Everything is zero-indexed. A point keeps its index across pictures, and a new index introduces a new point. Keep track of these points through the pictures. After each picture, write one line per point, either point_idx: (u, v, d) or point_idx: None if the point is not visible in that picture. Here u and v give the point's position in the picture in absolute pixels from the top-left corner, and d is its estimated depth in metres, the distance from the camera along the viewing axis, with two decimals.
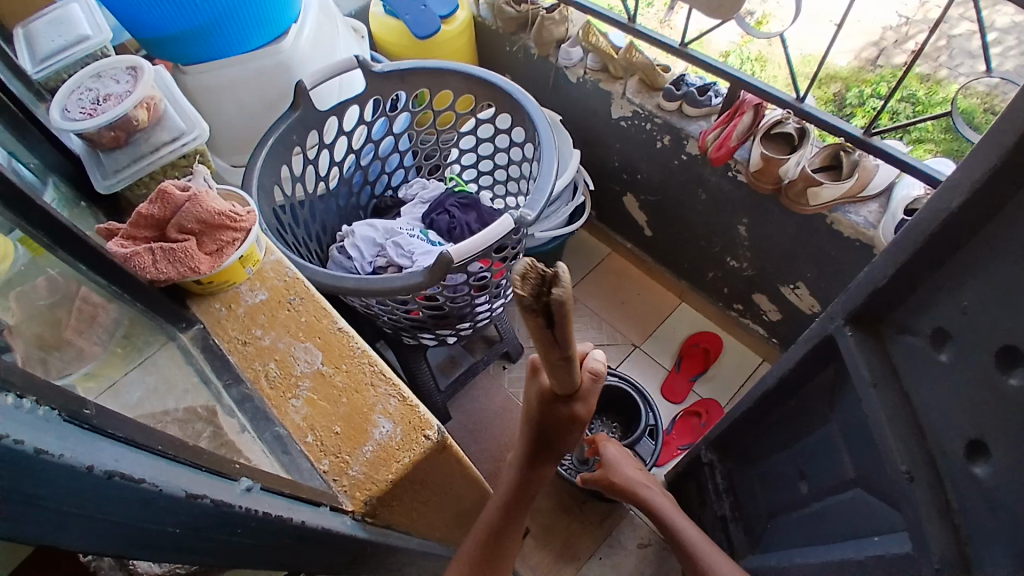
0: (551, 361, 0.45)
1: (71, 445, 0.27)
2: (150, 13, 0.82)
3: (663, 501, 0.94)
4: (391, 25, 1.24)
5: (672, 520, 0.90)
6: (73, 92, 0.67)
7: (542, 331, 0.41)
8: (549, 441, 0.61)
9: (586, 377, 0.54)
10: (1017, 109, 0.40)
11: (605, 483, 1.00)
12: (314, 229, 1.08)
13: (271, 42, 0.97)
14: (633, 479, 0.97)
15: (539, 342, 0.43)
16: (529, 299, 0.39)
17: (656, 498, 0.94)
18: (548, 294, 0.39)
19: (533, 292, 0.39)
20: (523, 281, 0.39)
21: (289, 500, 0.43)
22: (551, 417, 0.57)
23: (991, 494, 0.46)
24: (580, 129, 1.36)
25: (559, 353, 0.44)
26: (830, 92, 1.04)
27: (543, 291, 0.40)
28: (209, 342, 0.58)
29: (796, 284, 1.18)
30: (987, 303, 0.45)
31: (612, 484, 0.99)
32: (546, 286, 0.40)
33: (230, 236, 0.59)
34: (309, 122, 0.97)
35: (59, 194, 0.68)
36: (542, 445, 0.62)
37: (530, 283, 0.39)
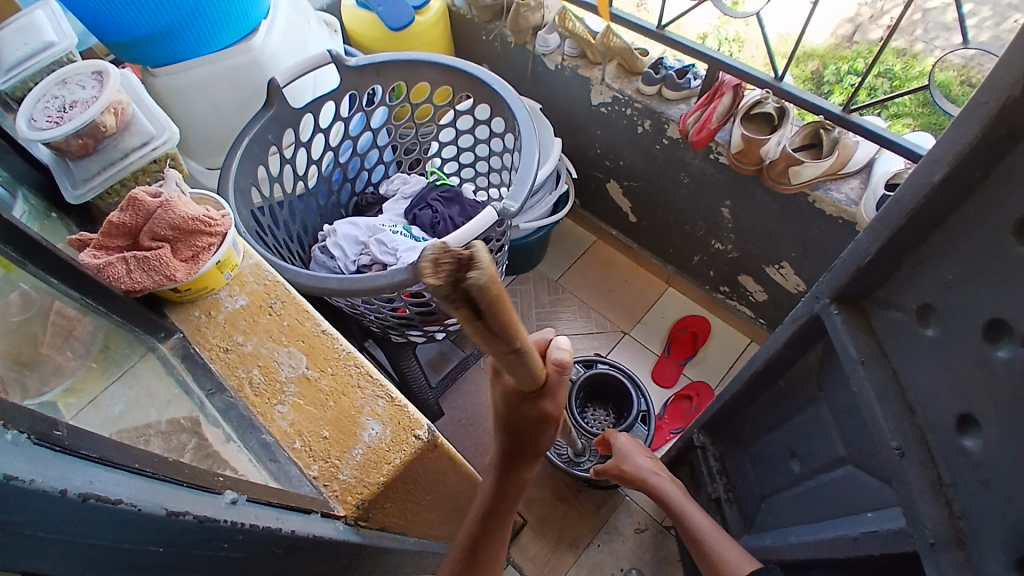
0: (499, 353, 0.36)
1: (43, 469, 0.25)
2: (114, 14, 0.80)
3: (674, 489, 0.94)
4: (364, 17, 1.21)
5: (683, 508, 0.91)
6: (38, 100, 0.65)
7: (472, 323, 0.32)
8: (522, 437, 0.48)
9: (552, 369, 0.43)
10: (996, 81, 0.40)
11: (615, 472, 1.01)
12: (294, 229, 1.06)
13: (241, 41, 0.95)
14: (643, 467, 0.97)
15: (475, 336, 0.33)
16: (443, 287, 0.30)
17: (666, 486, 0.95)
18: (467, 281, 0.30)
19: (445, 279, 0.30)
20: (432, 269, 0.30)
21: (278, 510, 0.42)
22: (518, 418, 0.46)
23: (983, 467, 0.46)
24: (561, 117, 1.34)
25: (506, 346, 0.35)
26: (808, 70, 1.03)
27: (459, 277, 0.30)
28: (189, 350, 0.57)
29: (781, 264, 1.19)
30: (971, 277, 0.45)
31: (622, 473, 0.99)
32: (462, 267, 0.31)
33: (206, 241, 0.58)
34: (284, 121, 0.95)
35: (29, 206, 0.66)
36: (518, 441, 0.49)
37: (443, 267, 0.30)
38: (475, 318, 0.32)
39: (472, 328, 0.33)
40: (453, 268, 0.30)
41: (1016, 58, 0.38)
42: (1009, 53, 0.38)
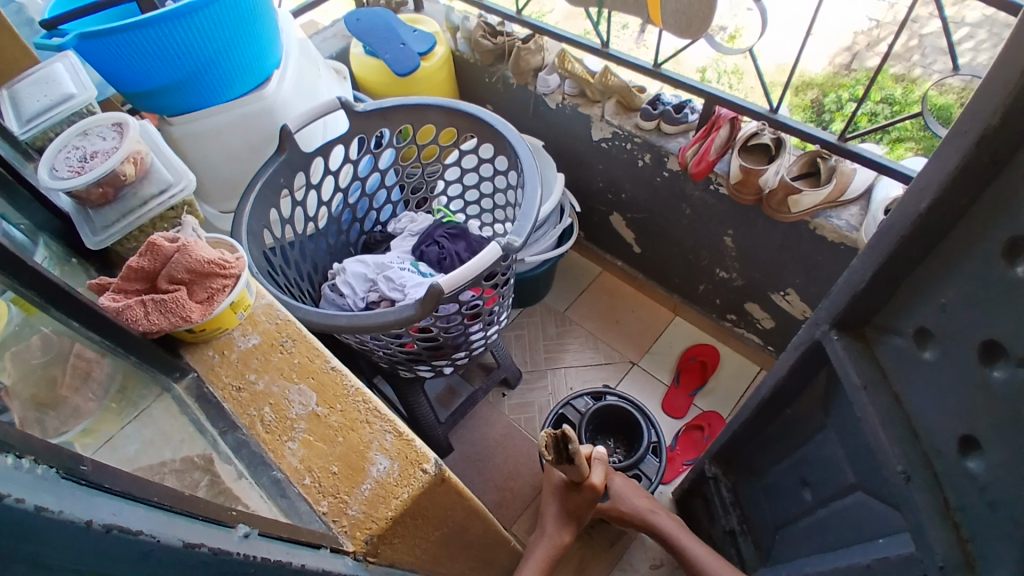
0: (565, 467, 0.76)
1: (69, 502, 0.27)
2: (134, 69, 0.84)
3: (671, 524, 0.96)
4: (371, 64, 1.27)
5: (683, 544, 0.94)
6: (60, 151, 0.68)
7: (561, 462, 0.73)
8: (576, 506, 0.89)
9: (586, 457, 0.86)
10: (976, 111, 0.41)
11: (613, 513, 0.98)
12: (305, 269, 1.09)
13: (253, 90, 0.99)
14: (642, 507, 0.97)
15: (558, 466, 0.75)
16: (551, 452, 0.71)
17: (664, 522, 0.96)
18: (565, 445, 0.69)
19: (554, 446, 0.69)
20: (546, 438, 0.69)
21: (287, 544, 0.43)
22: (569, 497, 0.89)
23: (989, 490, 0.46)
24: (563, 153, 1.38)
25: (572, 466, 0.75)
26: (807, 99, 1.07)
27: (563, 442, 0.69)
28: (203, 390, 0.59)
29: (787, 291, 1.19)
30: (963, 300, 0.46)
31: (621, 515, 0.98)
32: (560, 438, 0.69)
33: (220, 283, 0.60)
34: (295, 165, 0.99)
35: (50, 251, 0.68)
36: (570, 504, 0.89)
37: (552, 445, 0.70)
38: (565, 463, 0.73)
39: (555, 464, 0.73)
40: (558, 440, 0.69)
41: (994, 88, 0.39)
42: (987, 84, 0.40)
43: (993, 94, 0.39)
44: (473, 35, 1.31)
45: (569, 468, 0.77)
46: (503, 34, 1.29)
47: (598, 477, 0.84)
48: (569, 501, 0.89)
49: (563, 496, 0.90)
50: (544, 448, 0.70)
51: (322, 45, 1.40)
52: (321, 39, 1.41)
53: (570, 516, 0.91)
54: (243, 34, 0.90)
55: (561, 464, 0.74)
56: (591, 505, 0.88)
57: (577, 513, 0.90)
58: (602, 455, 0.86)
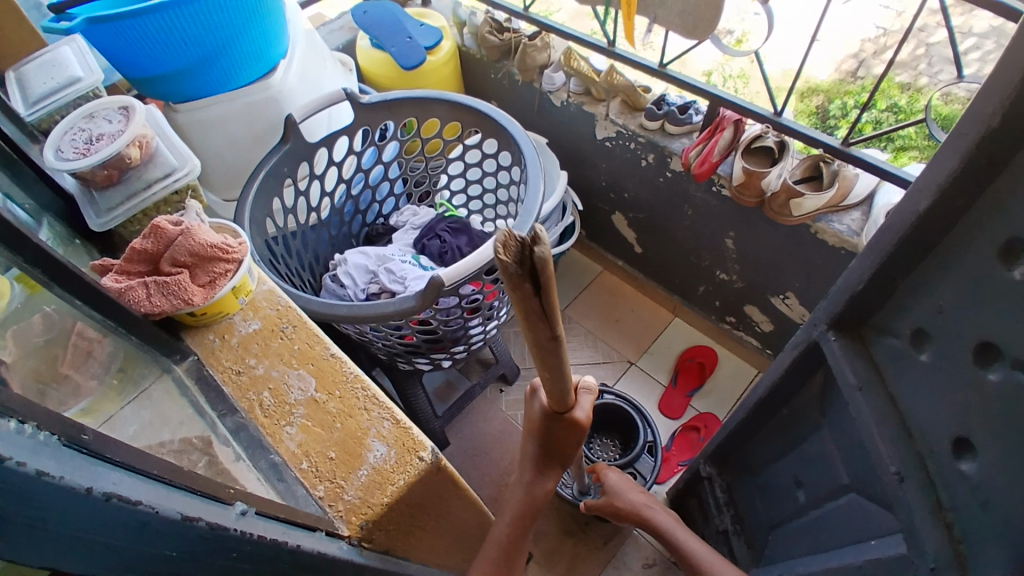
0: (539, 341, 0.41)
1: (70, 469, 0.27)
2: (141, 54, 0.84)
3: (668, 519, 0.94)
4: (378, 57, 1.27)
5: (680, 539, 0.89)
6: (65, 132, 0.68)
7: (529, 302, 0.37)
8: (556, 445, 0.61)
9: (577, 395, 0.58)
10: (975, 113, 0.41)
11: (609, 510, 1.00)
12: (307, 259, 1.09)
13: (259, 79, 1.00)
14: (637, 502, 0.96)
15: (522, 316, 0.39)
16: (511, 266, 0.35)
17: (660, 518, 0.94)
18: (531, 257, 0.35)
19: (516, 260, 0.35)
20: (504, 252, 0.35)
21: (283, 524, 0.43)
22: (547, 434, 0.59)
23: (981, 490, 0.46)
24: (567, 151, 1.38)
25: (547, 332, 0.40)
26: (812, 105, 1.05)
27: (525, 254, 0.35)
28: (203, 373, 0.59)
29: (786, 294, 1.20)
30: (959, 301, 0.47)
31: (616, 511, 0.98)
32: (527, 249, 0.35)
33: (223, 267, 0.60)
34: (299, 154, 0.99)
35: (54, 232, 0.69)
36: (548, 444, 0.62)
37: (511, 250, 0.35)
38: (532, 299, 0.37)
39: (522, 308, 0.38)
40: (519, 252, 0.35)
41: (994, 91, 0.39)
42: (986, 85, 0.40)
43: (993, 96, 0.39)
44: (480, 32, 1.32)
45: (544, 347, 0.42)
46: (509, 30, 1.29)
47: (585, 409, 0.57)
48: (550, 437, 0.60)
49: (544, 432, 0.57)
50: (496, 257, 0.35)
51: (329, 38, 1.40)
52: (328, 31, 1.42)
53: (551, 461, 0.64)
54: (250, 22, 0.90)
55: (528, 306, 0.37)
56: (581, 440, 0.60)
57: (559, 449, 0.62)
58: (591, 383, 0.60)
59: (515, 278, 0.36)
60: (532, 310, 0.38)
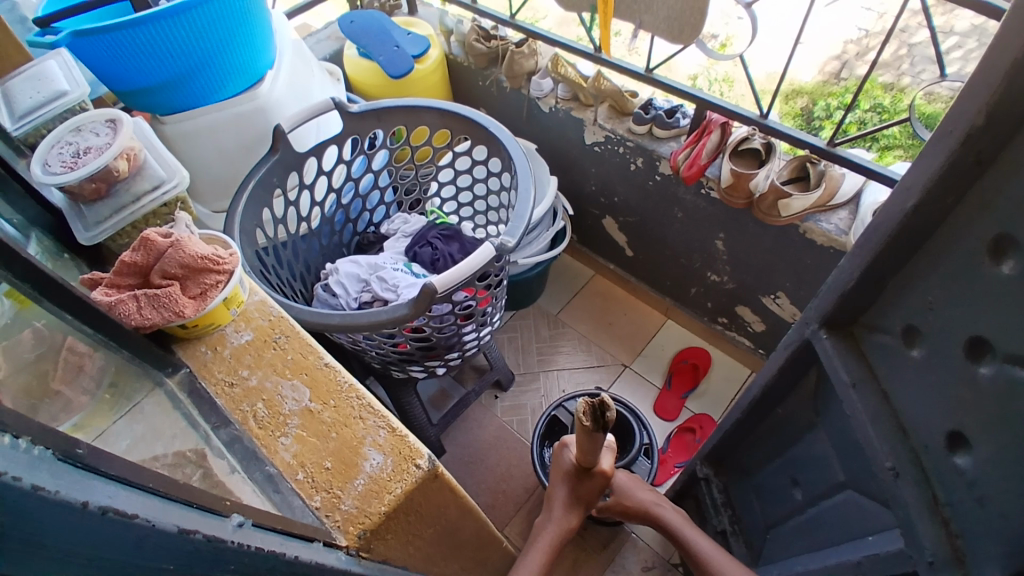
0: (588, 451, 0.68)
1: (66, 483, 0.27)
2: (126, 66, 0.84)
3: (677, 518, 0.94)
4: (365, 66, 1.27)
5: (689, 538, 0.90)
6: (53, 146, 0.68)
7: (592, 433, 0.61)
8: (583, 490, 0.84)
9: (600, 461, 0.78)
10: (961, 110, 0.41)
11: (617, 509, 0.99)
12: (297, 269, 1.08)
13: (247, 90, 0.99)
14: (644, 499, 0.97)
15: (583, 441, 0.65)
16: (588, 422, 0.59)
17: (669, 515, 0.95)
18: (603, 413, 0.58)
19: (591, 421, 0.59)
20: (585, 416, 0.59)
21: (281, 536, 0.43)
22: (580, 485, 0.84)
23: (975, 484, 0.47)
24: (556, 156, 1.39)
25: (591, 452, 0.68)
26: (797, 107, 1.09)
27: (601, 413, 0.58)
28: (195, 386, 0.59)
29: (777, 294, 1.21)
30: (949, 296, 0.47)
31: (625, 510, 0.98)
32: (598, 411, 0.58)
33: (214, 279, 0.60)
34: (289, 165, 0.99)
35: (42, 246, 0.68)
36: (580, 490, 0.85)
37: (589, 412, 0.59)
38: (595, 434, 0.62)
39: (588, 436, 0.62)
40: (593, 411, 0.58)
41: (978, 88, 0.40)
42: (971, 84, 0.40)
43: (977, 93, 0.40)
44: (467, 39, 1.32)
45: (592, 450, 0.67)
46: (496, 37, 1.30)
47: (607, 463, 0.79)
48: (577, 488, 0.84)
49: (574, 481, 0.84)
50: (579, 415, 0.59)
51: (316, 47, 1.40)
52: (315, 41, 1.42)
53: (580, 499, 0.86)
54: (237, 33, 0.90)
55: (592, 436, 0.62)
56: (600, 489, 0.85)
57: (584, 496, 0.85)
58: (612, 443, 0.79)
59: (591, 428, 0.60)
60: (593, 433, 0.62)
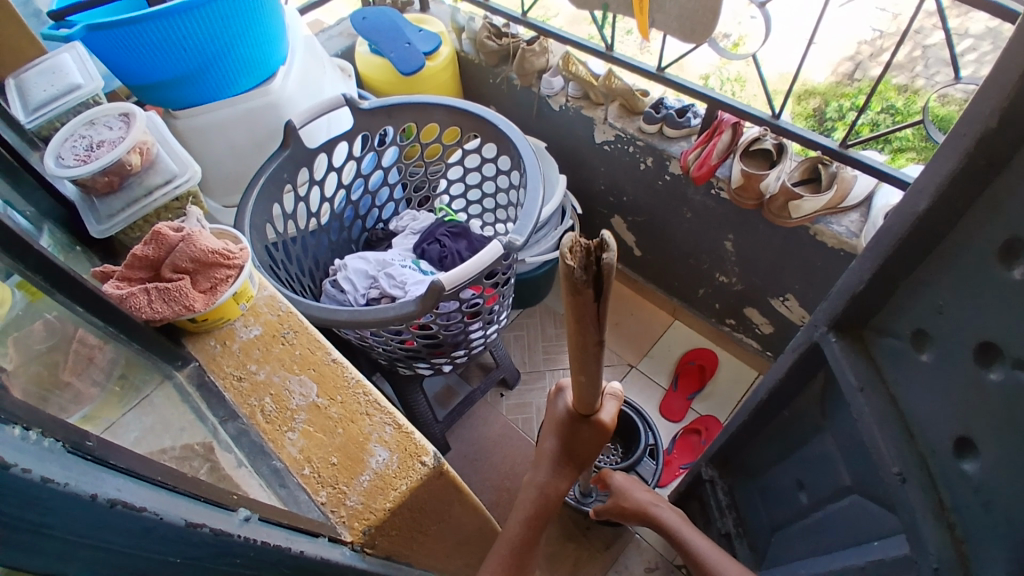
0: (585, 344, 0.42)
1: (75, 475, 0.27)
2: (141, 61, 0.85)
3: (675, 517, 0.93)
4: (376, 63, 1.28)
5: (685, 536, 0.89)
6: (66, 139, 0.68)
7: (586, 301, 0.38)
8: (576, 449, 0.62)
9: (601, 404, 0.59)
10: (974, 114, 0.41)
11: (617, 511, 1.00)
12: (306, 264, 1.09)
13: (259, 85, 1.00)
14: (642, 500, 0.96)
15: (574, 320, 0.40)
16: (579, 271, 0.35)
17: (667, 515, 0.94)
18: (598, 264, 0.35)
19: (582, 267, 0.35)
20: (572, 256, 0.35)
21: (287, 530, 0.43)
22: (571, 437, 0.61)
23: (982, 490, 0.46)
24: (566, 155, 1.38)
25: (594, 336, 0.41)
26: (809, 107, 1.07)
27: (594, 261, 0.35)
28: (204, 379, 0.59)
29: (786, 296, 1.20)
30: (959, 301, 0.47)
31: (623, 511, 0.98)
32: (593, 256, 0.35)
33: (224, 273, 0.60)
34: (299, 160, 0.99)
35: (55, 239, 0.69)
36: (570, 450, 0.62)
37: (580, 258, 0.35)
38: (591, 304, 0.38)
39: (576, 308, 0.39)
40: (586, 259, 0.35)
41: (992, 92, 0.39)
42: (985, 87, 0.40)
43: (990, 97, 0.40)
44: (478, 37, 1.32)
45: (587, 350, 0.43)
46: (507, 35, 1.30)
47: (610, 410, 0.59)
48: (569, 442, 0.61)
49: (566, 434, 0.60)
50: (565, 259, 0.35)
51: (327, 44, 1.41)
52: (327, 37, 1.42)
53: (569, 465, 0.63)
54: (250, 28, 0.90)
55: (584, 309, 0.38)
56: (598, 448, 0.63)
57: (579, 454, 0.62)
58: (617, 390, 0.60)
59: (579, 285, 0.36)
60: (586, 304, 0.38)
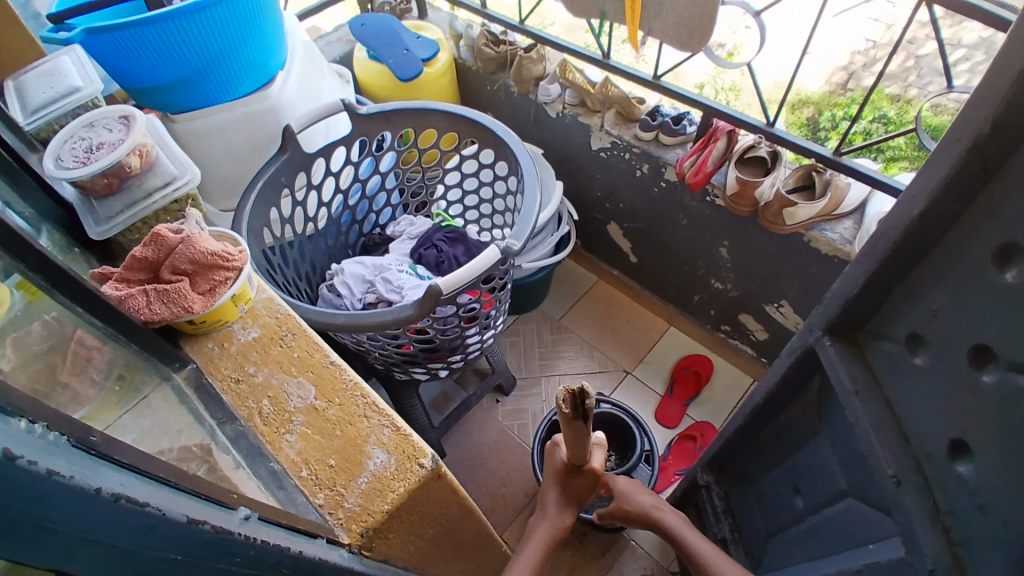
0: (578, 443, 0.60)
1: (80, 469, 0.27)
2: (140, 64, 0.85)
3: (677, 520, 0.93)
4: (374, 68, 1.29)
5: (687, 539, 0.89)
6: (66, 141, 0.68)
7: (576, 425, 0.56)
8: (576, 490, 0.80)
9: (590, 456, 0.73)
10: (968, 120, 0.42)
11: (618, 513, 0.99)
12: (303, 268, 1.09)
13: (258, 90, 1.00)
14: (645, 504, 0.96)
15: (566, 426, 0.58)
16: (569, 412, 0.55)
17: (669, 518, 0.94)
18: (583, 396, 0.53)
19: (572, 408, 0.54)
20: (565, 403, 0.54)
21: (286, 531, 0.43)
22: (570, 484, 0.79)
23: (977, 492, 0.47)
24: (562, 161, 1.39)
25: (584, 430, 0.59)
26: (803, 117, 1.10)
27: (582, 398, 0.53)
28: (202, 381, 0.59)
29: (780, 303, 1.21)
30: (953, 304, 0.47)
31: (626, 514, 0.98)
32: (578, 398, 0.54)
33: (223, 275, 0.60)
34: (297, 165, 1.00)
35: (53, 240, 0.69)
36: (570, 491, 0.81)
37: (570, 400, 0.54)
38: (580, 424, 0.57)
39: (570, 427, 0.58)
40: (574, 398, 0.54)
41: (986, 97, 0.40)
42: (979, 92, 0.41)
43: (984, 102, 0.40)
44: (476, 44, 1.33)
45: (579, 439, 0.61)
46: (505, 42, 1.31)
47: (598, 460, 0.74)
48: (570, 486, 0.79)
49: (564, 480, 0.78)
50: (560, 403, 0.54)
51: (326, 49, 1.41)
52: (325, 43, 1.43)
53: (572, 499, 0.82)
54: (250, 32, 0.91)
55: (573, 427, 0.58)
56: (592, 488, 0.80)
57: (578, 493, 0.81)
58: (601, 439, 0.75)
59: (570, 416, 0.55)
60: (578, 424, 0.57)
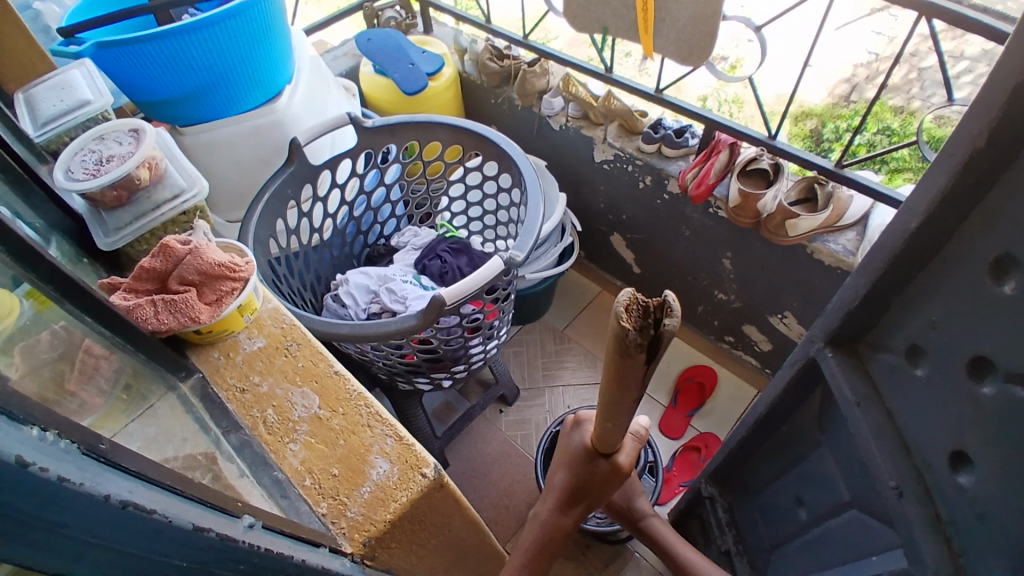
0: (622, 399, 0.40)
1: (90, 476, 0.28)
2: (152, 78, 0.87)
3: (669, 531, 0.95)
4: (380, 82, 1.30)
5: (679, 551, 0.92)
6: (76, 153, 0.70)
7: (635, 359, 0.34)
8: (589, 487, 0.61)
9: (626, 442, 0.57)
10: (962, 133, 0.42)
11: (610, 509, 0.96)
12: (309, 279, 1.10)
13: (266, 103, 1.02)
14: (640, 507, 0.94)
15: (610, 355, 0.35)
16: (633, 334, 0.32)
17: (660, 527, 0.95)
18: (658, 325, 0.32)
19: (637, 329, 0.32)
20: (628, 316, 0.32)
21: (289, 539, 0.43)
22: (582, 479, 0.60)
23: (978, 503, 0.47)
24: (566, 174, 1.40)
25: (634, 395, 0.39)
26: (806, 129, 1.10)
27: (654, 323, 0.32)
28: (207, 390, 0.60)
29: (784, 313, 1.21)
30: (952, 316, 0.48)
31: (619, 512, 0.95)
32: (652, 317, 0.32)
33: (229, 285, 0.61)
34: (303, 177, 1.01)
35: (62, 251, 0.70)
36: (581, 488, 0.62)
37: (634, 315, 0.32)
38: (641, 359, 0.34)
39: (619, 367, 0.35)
40: (642, 314, 0.33)
41: (980, 112, 0.41)
42: (973, 107, 0.41)
43: (978, 117, 0.41)
44: (480, 58, 1.35)
45: (623, 404, 0.40)
46: (509, 57, 1.33)
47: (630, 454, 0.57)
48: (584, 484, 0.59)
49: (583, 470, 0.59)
50: (621, 317, 0.32)
51: (332, 64, 1.44)
52: (331, 58, 1.45)
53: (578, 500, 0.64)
54: (259, 47, 0.93)
55: (626, 368, 0.35)
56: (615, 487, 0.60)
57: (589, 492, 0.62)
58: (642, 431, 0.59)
59: (629, 349, 0.33)
60: (634, 360, 0.34)
